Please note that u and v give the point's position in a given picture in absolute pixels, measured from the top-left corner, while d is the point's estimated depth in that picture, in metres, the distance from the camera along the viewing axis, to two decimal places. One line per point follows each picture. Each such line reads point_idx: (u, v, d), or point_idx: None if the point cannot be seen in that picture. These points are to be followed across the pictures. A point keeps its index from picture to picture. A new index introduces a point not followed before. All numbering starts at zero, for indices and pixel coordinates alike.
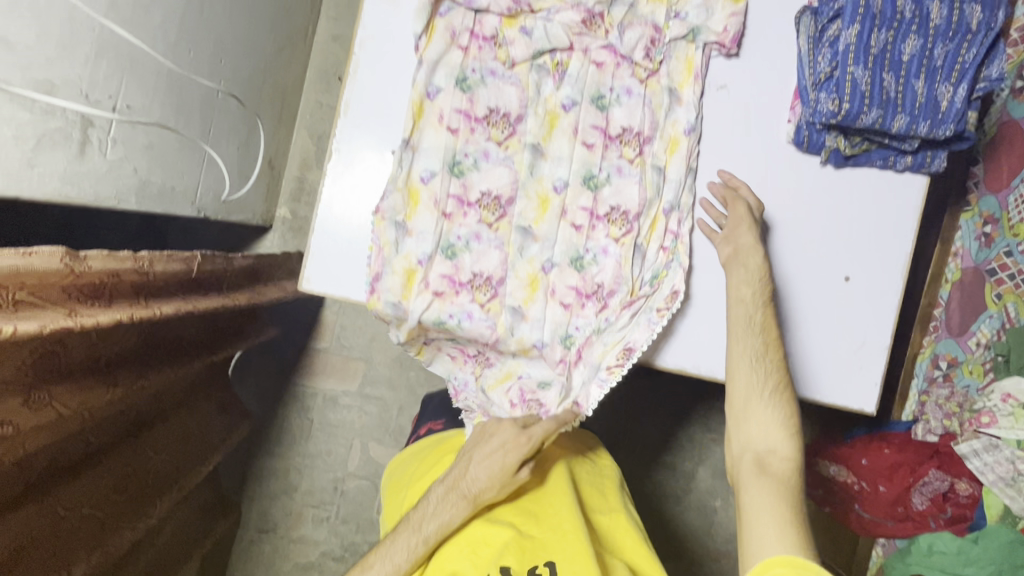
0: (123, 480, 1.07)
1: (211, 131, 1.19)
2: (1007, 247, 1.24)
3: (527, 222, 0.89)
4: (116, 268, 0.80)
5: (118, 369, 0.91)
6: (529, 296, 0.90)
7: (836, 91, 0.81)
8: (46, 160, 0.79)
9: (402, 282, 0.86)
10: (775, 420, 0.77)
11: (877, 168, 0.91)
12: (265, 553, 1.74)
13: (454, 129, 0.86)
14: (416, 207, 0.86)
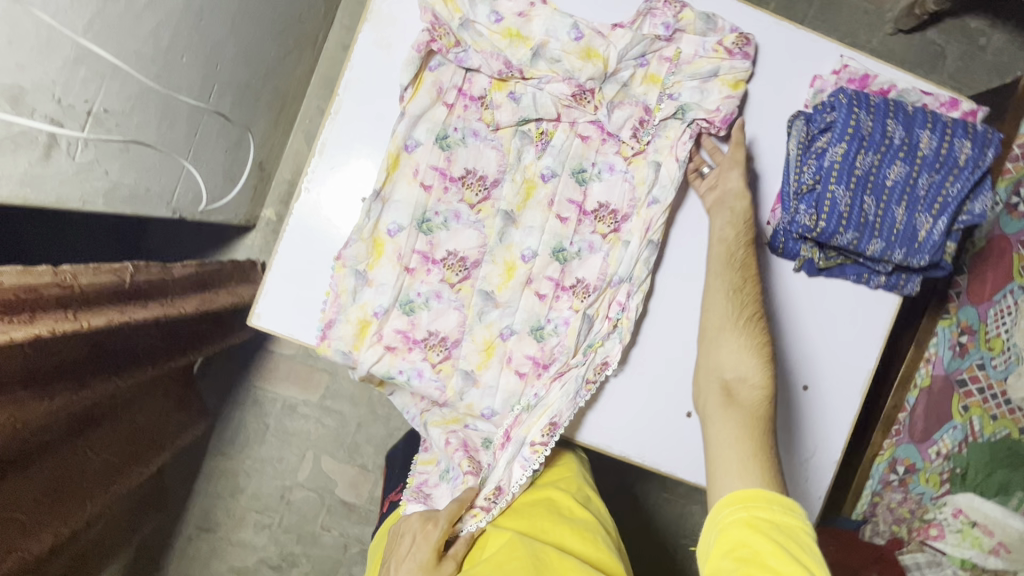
0: (53, 482, 1.07)
1: (197, 134, 1.17)
2: (981, 359, 1.25)
3: (490, 287, 0.87)
4: (33, 283, 0.80)
5: (53, 381, 0.91)
6: (483, 361, 0.88)
7: (816, 205, 0.80)
8: (5, 162, 0.77)
9: (355, 332, 0.84)
10: (749, 350, 0.79)
11: (851, 282, 0.90)
12: (201, 552, 1.72)
13: (428, 186, 0.85)
14: (378, 258, 0.84)
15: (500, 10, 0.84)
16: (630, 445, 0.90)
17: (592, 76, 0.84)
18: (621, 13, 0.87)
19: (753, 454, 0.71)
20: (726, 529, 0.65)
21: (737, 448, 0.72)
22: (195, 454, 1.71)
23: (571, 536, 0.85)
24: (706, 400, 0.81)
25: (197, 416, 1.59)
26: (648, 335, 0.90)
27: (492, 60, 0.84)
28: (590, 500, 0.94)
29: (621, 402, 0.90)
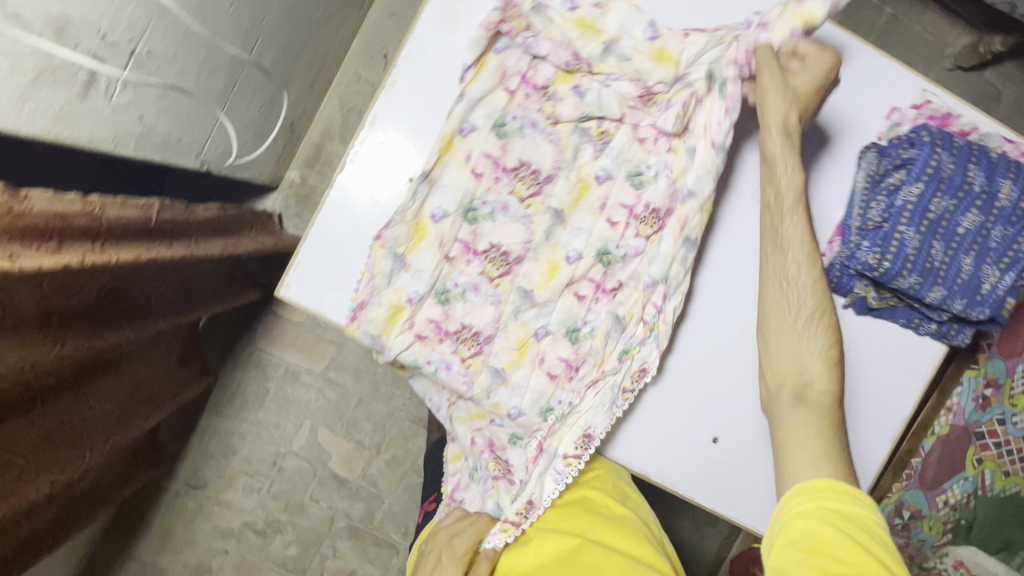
0: (55, 429, 1.08)
1: (234, 87, 1.12)
2: (1001, 414, 1.22)
3: (530, 286, 0.85)
4: (61, 211, 0.78)
5: (72, 327, 0.89)
6: (516, 360, 0.86)
7: (881, 244, 0.77)
8: (41, 97, 0.73)
9: (386, 317, 0.81)
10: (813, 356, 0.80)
11: (898, 326, 0.87)
12: (187, 509, 1.71)
13: (478, 173, 0.82)
14: (419, 243, 0.81)
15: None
16: (652, 465, 0.89)
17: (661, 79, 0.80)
18: (705, 16, 0.83)
19: (826, 451, 0.75)
20: (794, 518, 0.70)
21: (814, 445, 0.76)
22: (192, 411, 1.69)
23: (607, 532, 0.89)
24: (773, 398, 0.83)
25: (198, 375, 1.57)
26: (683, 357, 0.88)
27: (561, 50, 0.80)
28: (627, 498, 0.98)
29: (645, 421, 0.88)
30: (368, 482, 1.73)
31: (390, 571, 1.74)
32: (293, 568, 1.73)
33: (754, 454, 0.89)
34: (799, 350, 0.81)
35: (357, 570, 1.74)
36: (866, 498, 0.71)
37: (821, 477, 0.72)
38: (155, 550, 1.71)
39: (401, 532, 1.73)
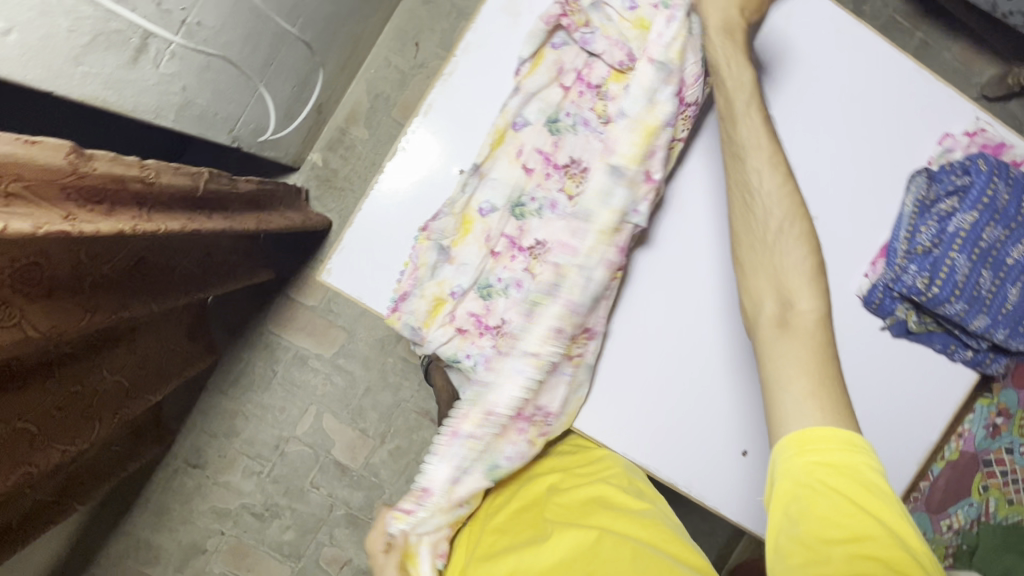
0: (68, 398, 1.06)
1: (273, 63, 1.10)
2: (1010, 444, 1.23)
3: (561, 265, 0.80)
4: (120, 174, 0.72)
5: (101, 296, 0.88)
6: (535, 336, 0.80)
7: (929, 267, 0.80)
8: (94, 60, 0.71)
9: (428, 309, 0.85)
10: (800, 274, 0.75)
11: (933, 351, 0.87)
12: (186, 487, 1.69)
13: (529, 169, 0.84)
14: (465, 236, 0.84)
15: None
16: (666, 467, 0.97)
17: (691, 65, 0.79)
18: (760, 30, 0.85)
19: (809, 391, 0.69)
20: (784, 476, 0.67)
21: (803, 376, 0.70)
22: (197, 389, 1.67)
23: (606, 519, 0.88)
24: (754, 323, 0.76)
25: (204, 351, 1.55)
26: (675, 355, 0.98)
27: (616, 49, 0.81)
28: (644, 494, 0.95)
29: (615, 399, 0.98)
30: (370, 472, 1.71)
31: None
32: (288, 554, 1.71)
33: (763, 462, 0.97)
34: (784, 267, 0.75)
35: (353, 558, 1.72)
36: (858, 437, 0.66)
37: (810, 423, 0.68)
38: (150, 527, 1.69)
39: None
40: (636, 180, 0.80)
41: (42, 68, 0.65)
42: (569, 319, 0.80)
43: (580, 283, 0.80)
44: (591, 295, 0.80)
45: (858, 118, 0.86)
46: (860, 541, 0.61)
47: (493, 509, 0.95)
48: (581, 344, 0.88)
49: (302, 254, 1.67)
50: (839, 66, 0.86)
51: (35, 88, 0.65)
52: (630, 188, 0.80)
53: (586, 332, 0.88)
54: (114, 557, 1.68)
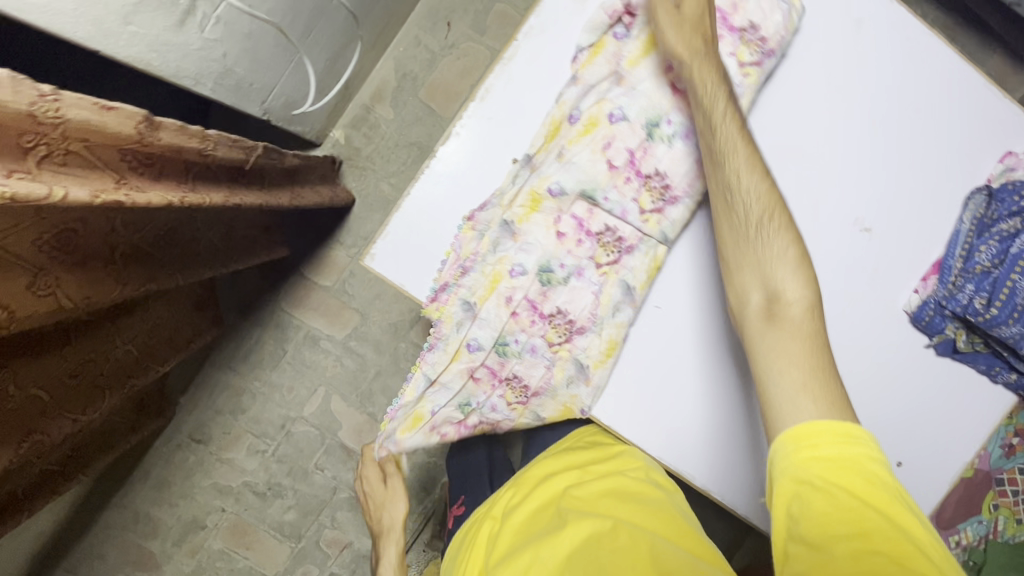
0: (82, 366, 1.02)
1: (311, 34, 1.07)
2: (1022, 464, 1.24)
3: (512, 219, 0.86)
4: (181, 145, 0.71)
5: (131, 268, 0.88)
6: (486, 294, 0.87)
7: (986, 288, 0.80)
8: (143, 20, 0.67)
9: (485, 285, 0.87)
10: (783, 264, 0.72)
11: (977, 373, 0.86)
12: (188, 462, 1.67)
13: (612, 166, 0.85)
14: (530, 215, 0.86)
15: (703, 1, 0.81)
16: (686, 469, 0.91)
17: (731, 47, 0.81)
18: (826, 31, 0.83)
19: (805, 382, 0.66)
20: (781, 476, 0.63)
21: (795, 367, 0.67)
22: (206, 364, 1.65)
23: (616, 504, 0.81)
24: (741, 318, 0.73)
25: (212, 323, 1.52)
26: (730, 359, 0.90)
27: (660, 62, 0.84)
28: (662, 485, 0.87)
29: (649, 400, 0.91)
30: None
31: None
32: (289, 534, 1.70)
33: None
34: (770, 259, 0.72)
35: (353, 542, 1.70)
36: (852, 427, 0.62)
37: (811, 418, 0.64)
38: (149, 500, 1.66)
39: None
40: (594, 167, 0.85)
41: (90, 24, 0.61)
42: (513, 283, 0.87)
43: (525, 250, 0.87)
44: (536, 261, 0.87)
45: (925, 132, 0.84)
46: (867, 536, 0.59)
47: (512, 505, 0.89)
48: (565, 333, 0.89)
49: (318, 232, 1.63)
50: (912, 76, 0.83)
51: (82, 45, 0.62)
52: (587, 175, 0.85)
53: (569, 323, 0.88)
54: (112, 529, 1.66)
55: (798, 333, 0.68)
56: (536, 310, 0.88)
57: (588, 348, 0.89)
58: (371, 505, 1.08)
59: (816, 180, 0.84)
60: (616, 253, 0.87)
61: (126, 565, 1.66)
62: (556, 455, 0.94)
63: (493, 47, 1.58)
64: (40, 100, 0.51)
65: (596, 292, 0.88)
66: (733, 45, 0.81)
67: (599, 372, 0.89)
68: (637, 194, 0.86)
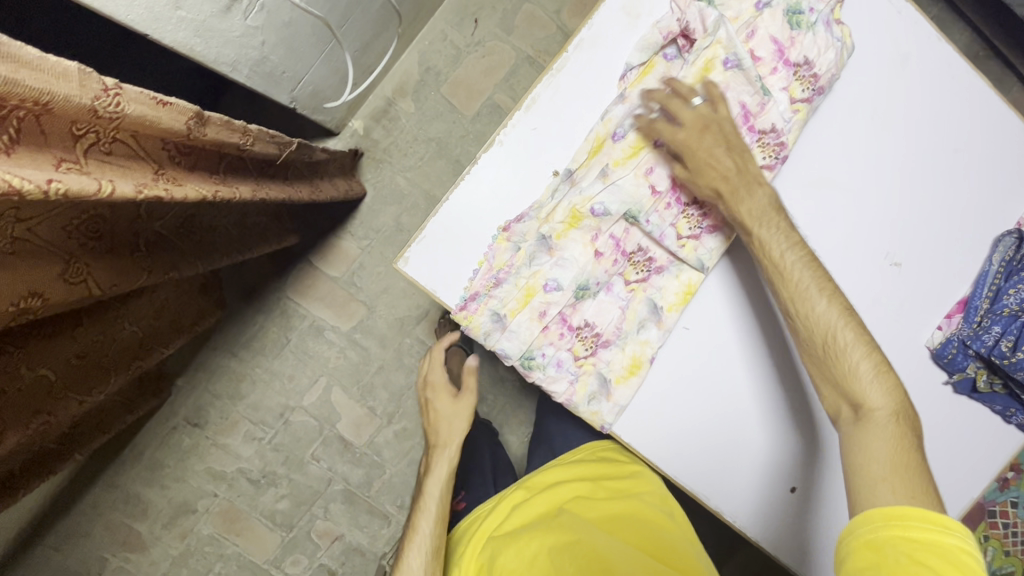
0: (88, 347, 0.99)
1: (345, 25, 1.05)
2: (1015, 498, 1.23)
3: (549, 234, 0.86)
4: (223, 139, 0.73)
5: (156, 256, 0.90)
6: (518, 307, 0.87)
7: (1013, 332, 0.82)
8: (192, 5, 0.66)
9: (519, 298, 0.87)
10: (864, 376, 0.69)
11: (991, 412, 0.87)
12: (183, 445, 1.65)
13: (655, 190, 0.84)
14: (569, 231, 0.85)
15: (758, 27, 0.80)
16: (701, 483, 0.94)
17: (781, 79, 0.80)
18: (880, 65, 0.83)
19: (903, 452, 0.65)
20: (863, 549, 0.60)
21: (871, 467, 0.65)
22: (207, 346, 1.62)
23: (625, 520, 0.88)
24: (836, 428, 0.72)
25: (215, 306, 1.50)
26: (753, 384, 0.92)
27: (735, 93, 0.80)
28: (669, 510, 0.94)
29: (672, 419, 0.94)
30: (373, 451, 1.68)
31: (378, 541, 1.69)
32: (280, 523, 1.69)
33: (829, 507, 0.93)
34: (849, 373, 0.69)
35: (344, 534, 1.69)
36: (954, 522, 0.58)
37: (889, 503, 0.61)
38: (140, 481, 1.64)
39: (397, 505, 1.68)
40: (638, 190, 0.84)
41: (141, 8, 0.60)
42: (548, 298, 0.87)
43: (561, 266, 0.86)
44: (573, 278, 0.86)
45: (960, 171, 0.84)
46: None
47: (522, 500, 0.97)
48: (591, 347, 0.90)
49: (330, 221, 1.61)
50: (953, 115, 0.84)
51: (132, 28, 0.61)
52: (631, 198, 0.84)
53: (596, 336, 0.90)
54: (101, 507, 1.63)
55: (885, 436, 0.66)
56: (566, 322, 0.89)
57: (612, 363, 0.91)
58: (432, 417, 1.08)
59: (854, 214, 0.84)
60: (646, 272, 0.89)
61: (113, 544, 1.65)
62: (569, 463, 1.03)
63: (519, 47, 1.56)
64: (104, 94, 0.50)
65: (623, 308, 0.90)
66: (786, 81, 0.80)
67: (622, 390, 0.91)
68: (675, 219, 0.86)
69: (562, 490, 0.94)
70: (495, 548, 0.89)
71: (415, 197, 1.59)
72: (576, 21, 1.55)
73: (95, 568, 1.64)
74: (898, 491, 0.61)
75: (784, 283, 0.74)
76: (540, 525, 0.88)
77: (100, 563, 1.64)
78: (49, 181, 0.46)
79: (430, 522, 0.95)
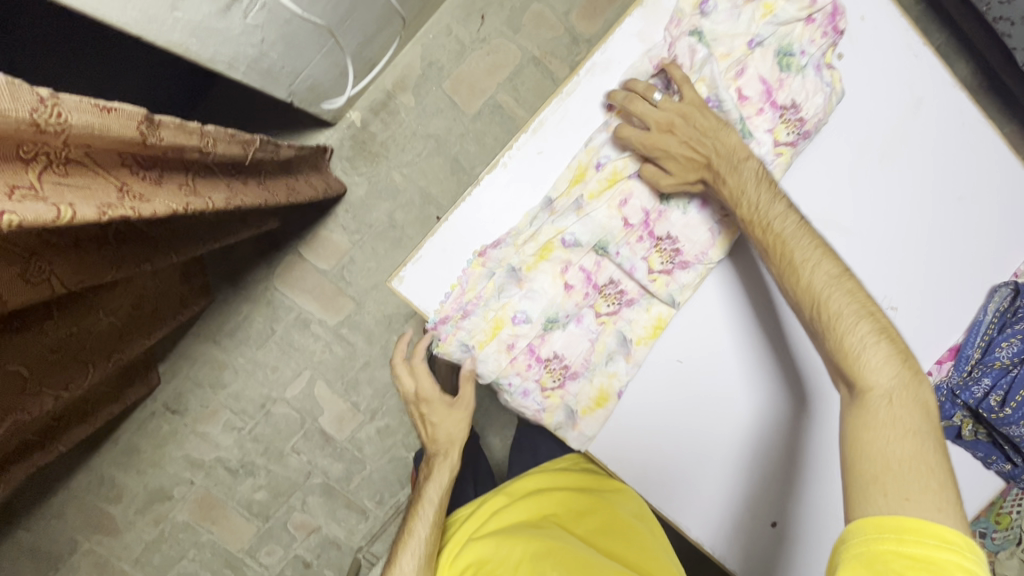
0: (62, 340, 0.97)
1: (348, 21, 1.02)
2: (983, 528, 1.24)
3: (518, 266, 0.86)
4: (182, 143, 0.72)
5: (124, 249, 0.86)
6: (486, 339, 0.88)
7: (1003, 386, 0.83)
8: (190, 6, 0.64)
9: (486, 330, 0.88)
10: (858, 348, 0.68)
11: (974, 459, 0.88)
12: (160, 432, 1.62)
13: (628, 223, 0.86)
14: (539, 264, 0.86)
15: (748, 66, 0.81)
16: (681, 510, 0.94)
17: (767, 118, 0.81)
18: (891, 113, 0.82)
19: (903, 437, 0.64)
20: (852, 558, 0.60)
21: (868, 465, 0.64)
22: (189, 333, 1.59)
23: (596, 534, 0.91)
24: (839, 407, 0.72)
25: (197, 293, 1.46)
26: (738, 420, 0.92)
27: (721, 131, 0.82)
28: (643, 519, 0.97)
29: (648, 451, 0.94)
30: (354, 446, 1.66)
31: (355, 535, 1.69)
32: (257, 513, 1.67)
33: (807, 547, 0.94)
34: (853, 350, 0.68)
35: (321, 527, 1.68)
36: (962, 538, 0.58)
37: (879, 512, 0.61)
38: (117, 465, 1.62)
39: (376, 500, 1.68)
40: (609, 223, 0.85)
41: (135, 10, 0.58)
42: (516, 330, 0.87)
43: (530, 297, 0.87)
44: (543, 310, 0.87)
45: (965, 219, 0.84)
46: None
47: (500, 508, 0.97)
48: (559, 378, 0.92)
49: (321, 212, 1.57)
50: (961, 164, 0.83)
51: (125, 31, 0.59)
52: (602, 229, 0.85)
53: (564, 368, 0.91)
54: (74, 491, 1.61)
55: (881, 420, 0.65)
56: (534, 354, 0.90)
57: (579, 395, 0.92)
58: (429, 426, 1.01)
59: (854, 257, 0.84)
60: (616, 305, 0.90)
61: (85, 528, 1.63)
62: (551, 471, 1.03)
63: (525, 46, 1.53)
64: (40, 105, 0.49)
65: (592, 340, 0.91)
66: (771, 123, 0.81)
67: (588, 420, 0.93)
68: (647, 252, 0.87)
69: (544, 496, 0.97)
70: (477, 549, 0.90)
71: (411, 193, 1.56)
72: (584, 24, 1.52)
73: (66, 550, 1.62)
74: (893, 496, 0.61)
75: (788, 268, 0.74)
76: (524, 530, 0.89)
77: (71, 545, 1.62)
78: (1, 215, 0.46)
79: (428, 528, 0.94)
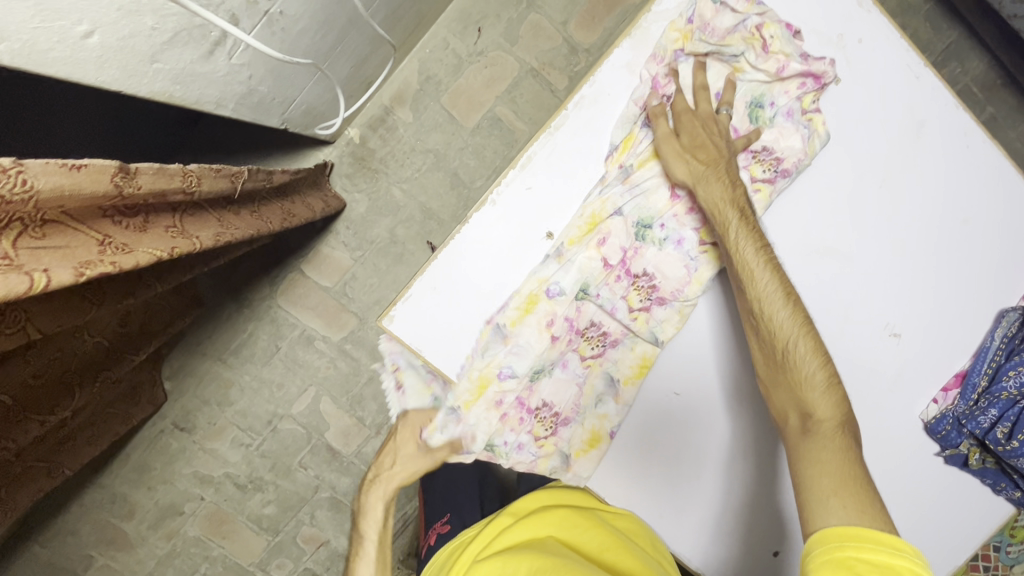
0: (46, 365, 0.96)
1: (338, 48, 1.01)
2: (997, 540, 1.21)
3: (505, 321, 0.89)
4: (162, 188, 0.70)
5: (106, 287, 0.86)
6: (471, 399, 0.90)
7: (1010, 416, 0.81)
8: (170, 56, 0.64)
9: (472, 391, 0.90)
10: (812, 375, 0.72)
11: (984, 486, 0.87)
12: (169, 449, 1.64)
13: (607, 264, 0.89)
14: (524, 318, 0.89)
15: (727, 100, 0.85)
16: (682, 542, 0.93)
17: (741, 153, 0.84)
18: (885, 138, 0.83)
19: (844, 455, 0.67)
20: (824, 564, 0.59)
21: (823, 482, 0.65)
22: (195, 352, 1.61)
23: (598, 549, 0.82)
24: (783, 440, 0.74)
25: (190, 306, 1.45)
26: (727, 449, 0.91)
27: None
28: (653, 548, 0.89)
29: (649, 488, 0.93)
30: (361, 460, 1.67)
31: None
32: (266, 527, 1.69)
33: None
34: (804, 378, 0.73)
35: (330, 540, 1.70)
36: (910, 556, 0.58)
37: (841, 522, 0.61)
38: (129, 482, 1.64)
39: None
40: (590, 264, 0.89)
41: (114, 68, 0.58)
42: (503, 387, 0.90)
43: (516, 354, 0.89)
44: (529, 366, 0.90)
45: (970, 242, 0.84)
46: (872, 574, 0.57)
47: (503, 528, 0.87)
48: (550, 426, 0.94)
49: (322, 229, 1.57)
50: (968, 188, 0.83)
51: (104, 88, 0.59)
52: (582, 273, 0.89)
53: (554, 415, 0.94)
54: (87, 507, 1.63)
55: (830, 445, 0.67)
56: (523, 406, 0.92)
57: (573, 439, 0.94)
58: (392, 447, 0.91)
59: (858, 286, 0.83)
60: (600, 347, 0.93)
61: (99, 543, 1.65)
62: (559, 492, 0.93)
63: (523, 58, 1.51)
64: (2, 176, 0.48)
65: (580, 384, 0.94)
66: (745, 161, 0.84)
67: (581, 462, 0.94)
68: (626, 291, 0.90)
69: (548, 515, 0.88)
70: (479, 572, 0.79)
71: (411, 209, 1.55)
72: (583, 34, 1.50)
73: (81, 566, 1.65)
74: (850, 509, 0.61)
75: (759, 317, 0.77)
76: (529, 548, 0.80)
77: (86, 561, 1.65)
78: None
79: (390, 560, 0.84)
